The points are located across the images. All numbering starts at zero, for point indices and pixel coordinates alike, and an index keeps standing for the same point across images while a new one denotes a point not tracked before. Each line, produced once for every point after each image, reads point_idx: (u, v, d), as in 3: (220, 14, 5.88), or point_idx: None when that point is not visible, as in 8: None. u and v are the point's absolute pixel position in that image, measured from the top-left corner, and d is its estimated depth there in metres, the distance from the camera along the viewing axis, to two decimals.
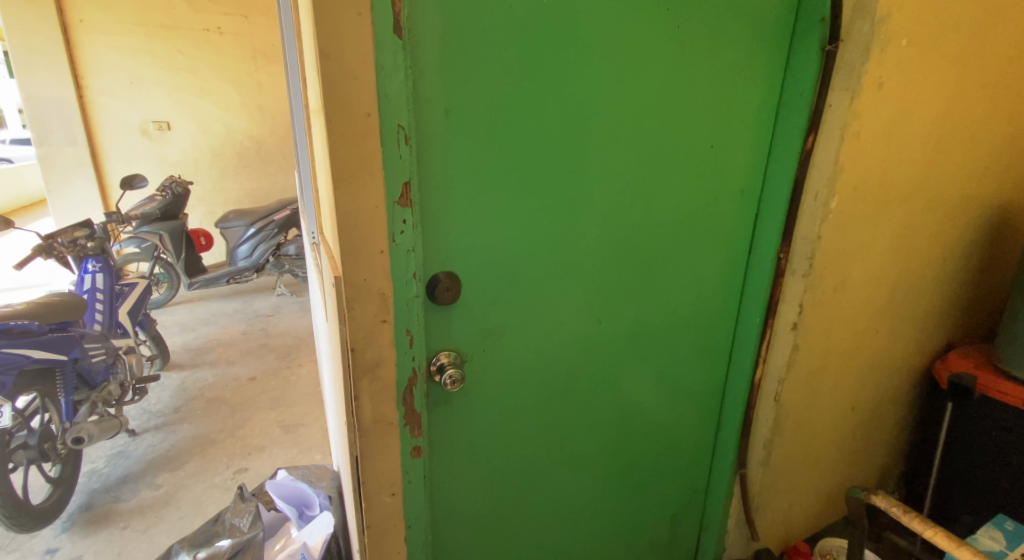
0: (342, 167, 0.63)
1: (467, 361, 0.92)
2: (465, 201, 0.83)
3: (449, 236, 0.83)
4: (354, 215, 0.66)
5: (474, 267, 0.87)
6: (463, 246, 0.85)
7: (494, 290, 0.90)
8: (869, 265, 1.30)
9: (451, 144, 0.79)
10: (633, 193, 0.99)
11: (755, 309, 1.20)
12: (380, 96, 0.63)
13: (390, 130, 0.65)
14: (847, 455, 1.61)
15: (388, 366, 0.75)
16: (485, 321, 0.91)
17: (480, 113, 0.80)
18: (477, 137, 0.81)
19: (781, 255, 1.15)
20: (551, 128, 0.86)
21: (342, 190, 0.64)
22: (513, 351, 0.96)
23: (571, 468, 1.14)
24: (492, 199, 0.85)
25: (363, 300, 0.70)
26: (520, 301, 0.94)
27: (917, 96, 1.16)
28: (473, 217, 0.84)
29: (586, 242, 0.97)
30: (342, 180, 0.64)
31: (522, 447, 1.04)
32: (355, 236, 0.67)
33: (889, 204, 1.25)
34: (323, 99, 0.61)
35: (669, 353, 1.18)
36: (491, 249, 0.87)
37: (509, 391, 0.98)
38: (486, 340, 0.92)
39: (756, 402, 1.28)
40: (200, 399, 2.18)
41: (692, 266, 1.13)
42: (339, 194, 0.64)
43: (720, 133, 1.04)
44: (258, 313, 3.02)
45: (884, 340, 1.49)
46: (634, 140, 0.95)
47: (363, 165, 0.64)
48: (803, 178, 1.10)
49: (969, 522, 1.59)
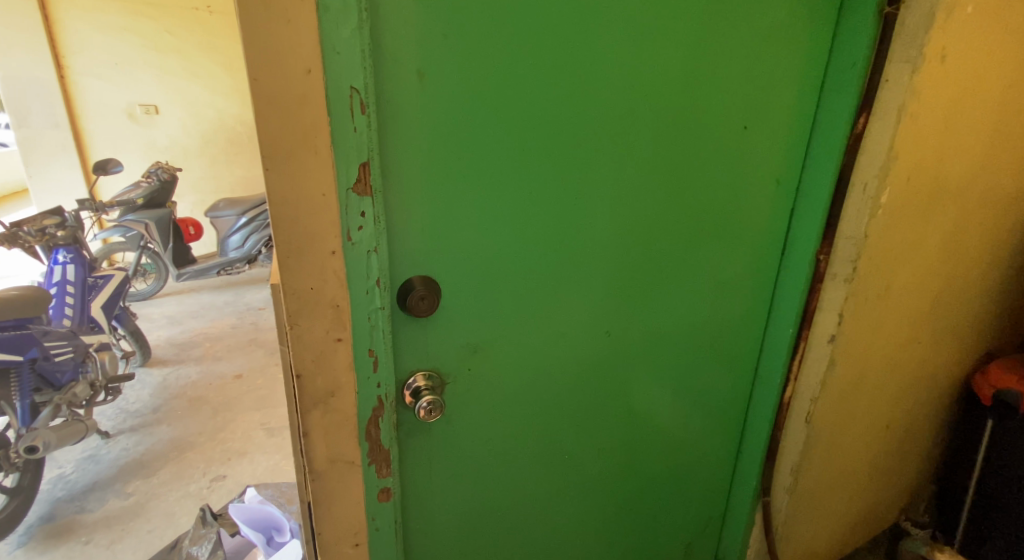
0: (276, 141, 0.49)
1: (451, 381, 0.78)
2: (443, 187, 0.68)
3: (422, 233, 0.68)
4: (294, 204, 0.51)
5: (456, 270, 0.72)
6: (440, 245, 0.70)
7: (480, 298, 0.75)
8: (916, 268, 1.14)
9: (425, 116, 0.65)
10: (650, 182, 0.84)
11: (787, 318, 1.05)
12: (326, 53, 0.48)
13: (340, 93, 0.50)
14: (878, 476, 1.45)
15: (345, 396, 0.60)
16: (472, 334, 0.77)
17: (464, 79, 0.65)
18: (461, 113, 0.66)
19: (820, 258, 1.00)
20: (552, 101, 0.72)
21: (276, 175, 0.50)
22: (506, 370, 0.82)
23: (572, 497, 1.00)
24: (477, 185, 0.70)
25: (310, 315, 0.56)
26: (516, 311, 0.79)
27: (984, 72, 0.99)
28: (455, 207, 0.70)
29: (591, 238, 0.82)
30: (277, 157, 0.49)
31: (515, 478, 0.90)
32: (296, 233, 0.52)
33: (942, 198, 1.08)
34: (251, 52, 0.46)
35: (686, 367, 1.03)
36: (475, 250, 0.73)
37: (501, 413, 0.84)
38: (473, 356, 0.78)
39: (784, 421, 1.13)
40: (180, 398, 2.05)
41: (716, 267, 0.98)
42: (274, 178, 0.50)
43: (754, 113, 0.89)
44: (250, 306, 2.89)
45: (925, 351, 1.33)
46: (654, 117, 0.80)
47: (303, 140, 0.50)
48: (849, 166, 0.94)
49: (1004, 548, 1.42)
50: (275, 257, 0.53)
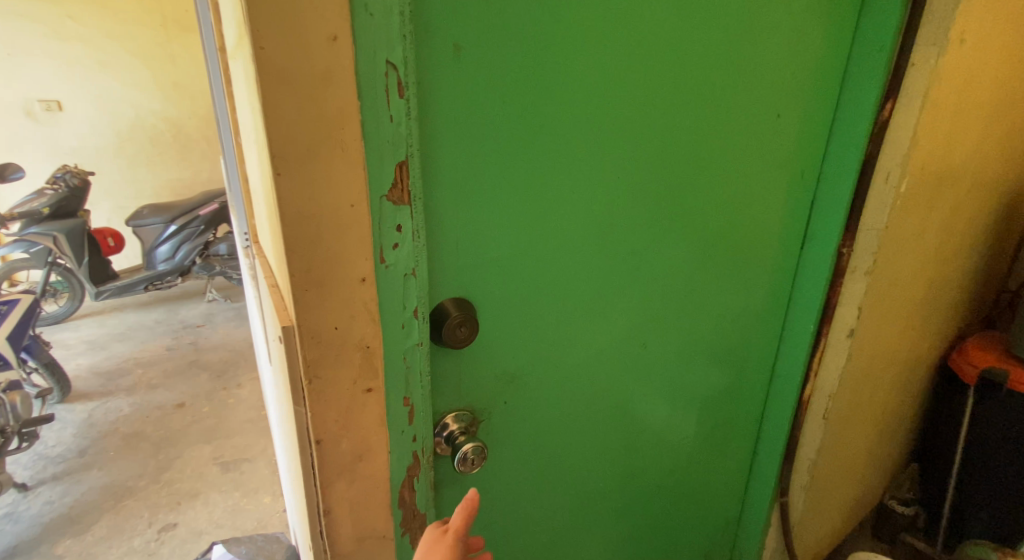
0: (297, 139, 0.40)
1: (486, 418, 0.73)
2: (487, 193, 0.61)
3: (454, 234, 0.61)
4: (314, 218, 0.42)
5: (485, 278, 0.65)
6: (477, 247, 0.63)
7: (510, 306, 0.69)
8: (919, 257, 1.14)
9: (462, 105, 0.57)
10: (685, 177, 0.79)
11: (808, 314, 1.03)
12: (358, 30, 0.40)
13: (371, 77, 0.41)
14: (872, 460, 1.49)
15: (375, 458, 0.49)
16: (508, 363, 0.71)
17: (505, 64, 0.58)
18: (495, 100, 0.59)
19: (842, 251, 0.98)
20: (594, 88, 0.65)
21: (296, 184, 0.40)
22: (528, 388, 0.76)
23: (587, 510, 0.94)
24: (519, 189, 0.64)
25: (333, 362, 0.45)
26: (545, 319, 0.73)
27: (988, 57, 0.98)
28: (493, 213, 0.63)
29: (630, 239, 0.77)
30: (295, 160, 0.40)
31: (544, 493, 0.86)
32: (320, 257, 0.42)
33: (946, 184, 1.07)
34: (264, 25, 0.37)
35: (703, 369, 0.98)
36: (505, 255, 0.65)
37: (521, 427, 0.78)
38: (509, 388, 0.73)
39: (802, 419, 1.12)
40: (112, 436, 1.80)
41: (743, 266, 0.94)
42: (290, 187, 0.40)
43: (785, 100, 0.84)
44: (186, 323, 2.61)
45: (918, 336, 1.36)
46: (691, 105, 0.74)
47: (328, 136, 0.41)
48: (872, 156, 0.91)
49: (986, 520, 1.51)
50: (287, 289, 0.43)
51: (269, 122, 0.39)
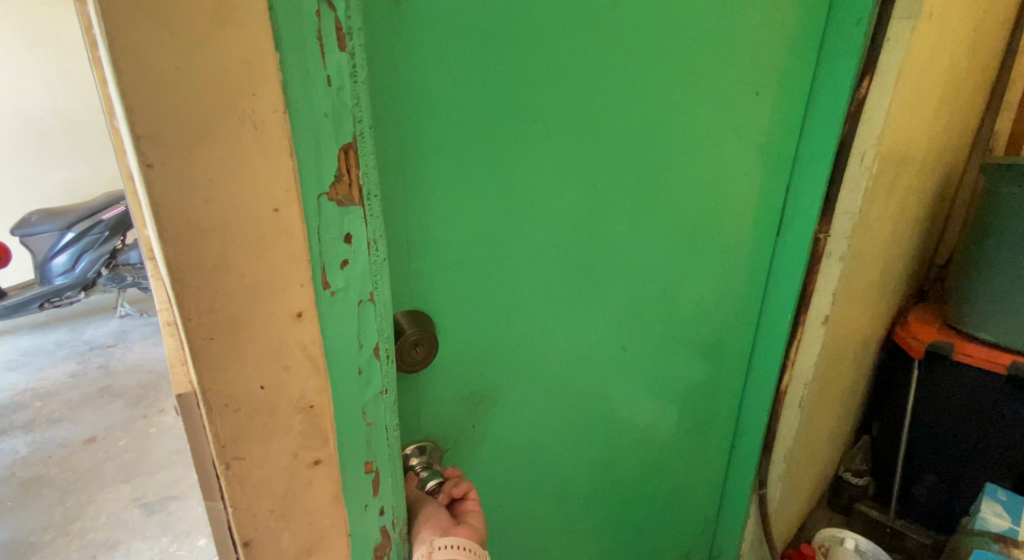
0: (178, 117, 0.28)
1: (453, 447, 0.62)
2: (452, 187, 0.51)
3: (418, 243, 0.51)
4: (211, 232, 0.30)
5: (455, 292, 0.55)
6: (446, 256, 0.53)
7: (481, 323, 0.59)
8: (880, 237, 1.13)
9: (421, 81, 0.46)
10: (661, 164, 0.70)
11: (784, 303, 0.97)
12: None
13: (294, 42, 0.30)
14: (833, 439, 1.50)
15: (330, 541, 0.40)
16: (477, 380, 0.62)
17: (454, 26, 0.46)
18: (455, 79, 0.48)
19: (819, 237, 0.92)
20: (560, 58, 0.55)
21: (195, 198, 0.29)
22: (507, 412, 0.67)
23: (569, 527, 0.86)
24: (482, 179, 0.53)
25: (260, 434, 0.34)
26: (522, 335, 0.64)
27: (946, 33, 0.96)
28: (460, 212, 0.52)
29: (610, 234, 0.69)
30: (179, 150, 0.28)
31: (525, 519, 0.78)
32: (232, 289, 0.31)
33: (905, 163, 1.06)
34: None
35: (683, 369, 0.92)
36: (476, 264, 0.56)
37: (495, 456, 0.68)
38: (480, 409, 0.63)
39: (779, 409, 1.07)
40: (9, 482, 1.54)
41: (719, 257, 0.87)
42: (182, 204, 0.29)
43: (763, 78, 0.77)
44: (94, 344, 2.31)
45: (872, 315, 1.36)
46: (662, 81, 0.65)
47: (227, 108, 0.29)
48: (848, 137, 0.85)
49: (931, 484, 1.53)
50: (181, 339, 0.31)
51: (131, 97, 0.26)
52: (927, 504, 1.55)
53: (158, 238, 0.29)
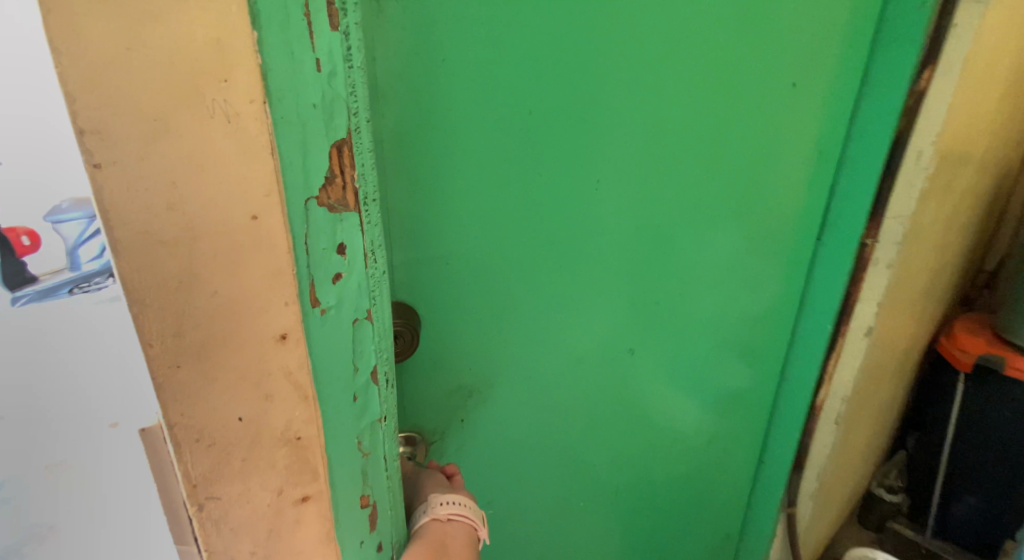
0: (135, 118, 0.25)
1: (440, 439, 0.64)
2: (482, 173, 0.52)
3: (440, 230, 0.53)
4: (173, 245, 0.27)
5: (473, 281, 0.57)
6: (470, 245, 0.55)
7: (489, 311, 0.60)
8: (930, 243, 1.06)
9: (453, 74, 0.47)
10: (717, 166, 0.65)
11: (823, 316, 0.84)
12: None
13: (276, 29, 0.26)
14: (869, 452, 1.42)
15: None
16: (465, 376, 0.62)
17: (446, 19, 0.45)
18: (490, 69, 0.49)
19: (865, 243, 0.78)
20: (556, 54, 0.51)
21: (160, 212, 0.26)
22: (505, 405, 0.67)
23: (572, 528, 0.84)
24: (515, 169, 0.54)
25: (236, 471, 0.32)
26: (529, 334, 0.63)
27: (1014, 24, 0.88)
28: (489, 203, 0.54)
29: (652, 238, 0.65)
30: (132, 149, 0.25)
31: (516, 513, 0.78)
32: (203, 315, 0.29)
33: (961, 164, 0.98)
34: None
35: (709, 383, 0.84)
36: (492, 255, 0.57)
37: (492, 445, 0.69)
38: (467, 404, 0.64)
39: (814, 426, 0.96)
40: None
41: (747, 266, 0.75)
42: (145, 226, 0.26)
43: (809, 66, 0.64)
44: None
45: (918, 323, 1.29)
46: (689, 84, 0.58)
47: (194, 106, 0.25)
48: (904, 134, 0.71)
49: (974, 505, 1.44)
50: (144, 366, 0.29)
51: (87, 100, 0.24)
52: (967, 524, 1.46)
53: (110, 251, 0.26)
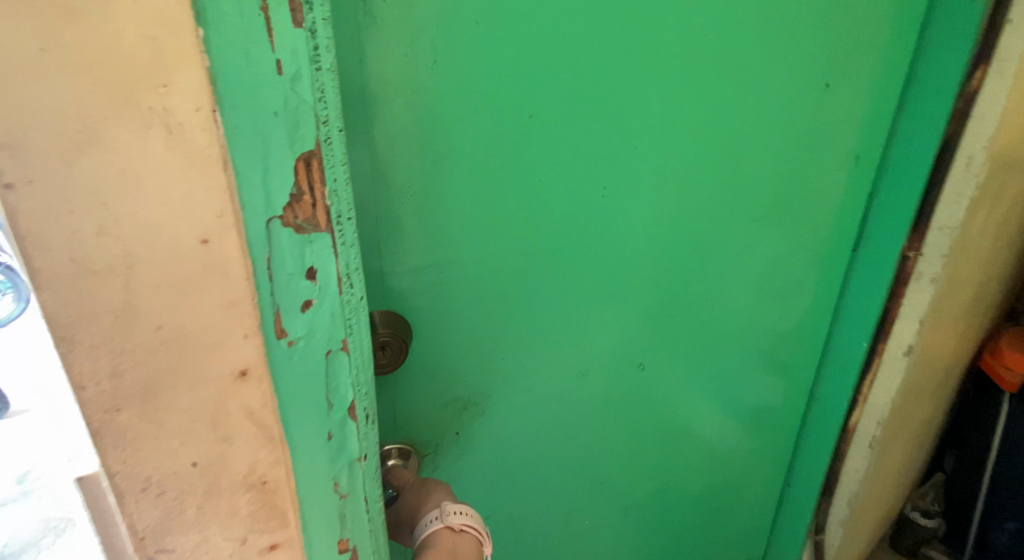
0: (59, 131, 0.23)
1: (433, 452, 0.61)
2: (485, 182, 0.49)
3: (443, 239, 0.50)
4: (103, 274, 0.25)
5: (480, 292, 0.54)
6: (477, 253, 0.52)
7: (493, 321, 0.56)
8: (977, 252, 0.98)
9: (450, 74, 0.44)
10: (740, 173, 0.60)
11: (858, 332, 0.79)
12: None
13: (230, 38, 0.24)
14: (904, 473, 1.33)
15: None
16: (461, 388, 0.59)
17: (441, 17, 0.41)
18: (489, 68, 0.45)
19: (907, 255, 0.72)
20: (561, 54, 0.47)
21: (86, 249, 0.25)
22: (511, 418, 0.64)
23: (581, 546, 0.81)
24: (522, 176, 0.50)
25: (191, 519, 0.32)
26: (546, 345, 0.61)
27: None
28: (492, 212, 0.51)
29: (670, 248, 0.62)
30: (51, 161, 0.23)
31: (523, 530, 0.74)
32: (149, 359, 0.28)
33: (1014, 168, 0.90)
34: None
35: (730, 402, 0.79)
36: (496, 266, 0.53)
37: (499, 460, 0.66)
38: (462, 417, 0.61)
39: (845, 447, 0.90)
40: None
41: (771, 280, 0.70)
42: (69, 271, 0.25)
43: (843, 65, 0.58)
44: None
45: (960, 338, 1.21)
46: (708, 86, 0.53)
47: (131, 129, 0.24)
48: (954, 138, 0.65)
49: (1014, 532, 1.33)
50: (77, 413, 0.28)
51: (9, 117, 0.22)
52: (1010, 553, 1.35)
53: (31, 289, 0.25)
